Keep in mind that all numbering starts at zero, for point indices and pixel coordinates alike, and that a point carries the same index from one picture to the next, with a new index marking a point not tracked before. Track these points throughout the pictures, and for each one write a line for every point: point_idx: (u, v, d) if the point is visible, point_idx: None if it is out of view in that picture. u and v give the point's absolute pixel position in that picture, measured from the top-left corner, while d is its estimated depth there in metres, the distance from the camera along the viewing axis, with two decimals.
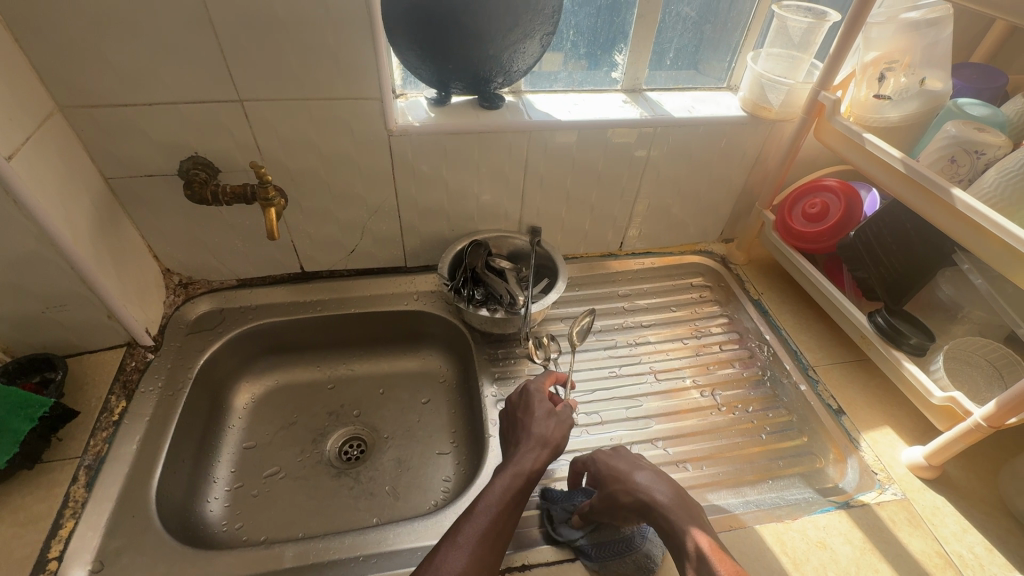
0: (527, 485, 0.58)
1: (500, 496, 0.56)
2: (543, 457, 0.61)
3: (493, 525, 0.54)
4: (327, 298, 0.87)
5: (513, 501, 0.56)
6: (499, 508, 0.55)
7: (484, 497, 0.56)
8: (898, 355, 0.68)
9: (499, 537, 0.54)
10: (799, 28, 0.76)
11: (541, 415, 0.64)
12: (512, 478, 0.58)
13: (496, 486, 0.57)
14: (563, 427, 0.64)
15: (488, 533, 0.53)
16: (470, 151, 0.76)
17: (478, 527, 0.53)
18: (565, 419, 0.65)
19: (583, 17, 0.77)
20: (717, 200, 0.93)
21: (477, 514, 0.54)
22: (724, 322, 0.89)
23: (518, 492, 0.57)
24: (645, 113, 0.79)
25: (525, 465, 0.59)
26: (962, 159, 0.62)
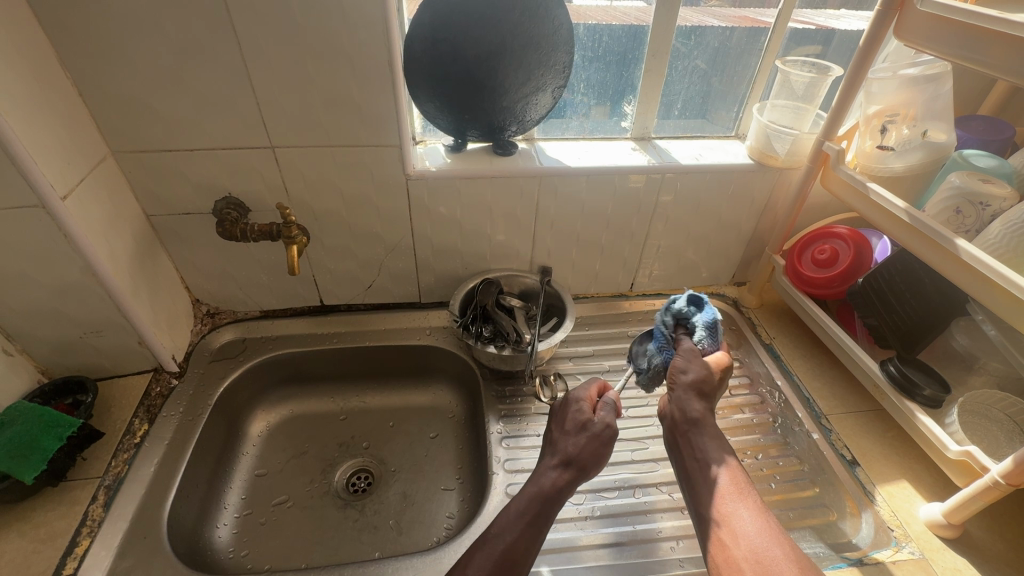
0: (545, 505, 0.59)
1: (517, 522, 0.57)
2: (565, 476, 0.61)
3: (505, 553, 0.55)
4: (344, 331, 0.90)
5: (531, 525, 0.57)
6: (513, 536, 0.56)
7: (497, 525, 0.57)
8: (912, 406, 0.67)
9: (515, 563, 0.55)
10: (802, 82, 0.80)
11: (570, 433, 0.64)
12: (530, 502, 0.59)
13: (515, 507, 0.58)
14: (598, 443, 0.63)
15: (501, 560, 0.54)
16: (484, 195, 0.80)
17: (487, 556, 0.54)
18: (601, 435, 0.63)
19: (593, 71, 0.81)
20: (727, 244, 0.94)
21: (489, 543, 0.55)
22: (735, 366, 0.88)
23: (537, 514, 0.58)
24: (654, 160, 0.82)
25: (544, 485, 0.60)
26: (967, 211, 0.62)
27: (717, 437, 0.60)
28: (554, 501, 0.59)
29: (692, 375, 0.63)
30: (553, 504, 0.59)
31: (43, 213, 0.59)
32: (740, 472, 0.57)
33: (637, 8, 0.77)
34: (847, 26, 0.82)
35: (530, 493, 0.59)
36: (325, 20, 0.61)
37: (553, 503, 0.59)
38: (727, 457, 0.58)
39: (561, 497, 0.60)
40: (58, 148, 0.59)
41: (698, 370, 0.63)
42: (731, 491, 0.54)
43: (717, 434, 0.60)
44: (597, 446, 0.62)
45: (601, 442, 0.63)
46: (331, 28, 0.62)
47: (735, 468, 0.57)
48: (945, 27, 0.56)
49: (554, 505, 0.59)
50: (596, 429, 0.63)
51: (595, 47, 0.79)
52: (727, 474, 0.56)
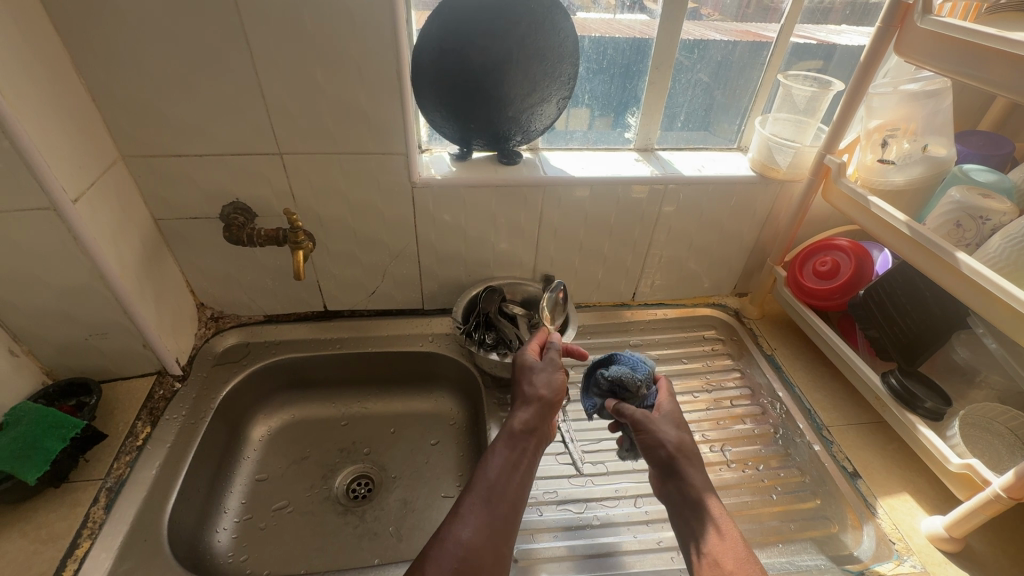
0: (520, 442, 0.65)
1: (499, 467, 0.62)
2: (530, 411, 0.66)
3: (495, 491, 0.59)
4: (346, 336, 0.90)
5: (511, 463, 0.63)
6: (499, 477, 0.61)
7: (483, 471, 0.61)
8: (913, 418, 0.67)
9: (504, 501, 0.59)
10: (804, 96, 0.81)
11: (530, 377, 0.70)
12: (507, 445, 0.64)
13: (497, 455, 0.63)
14: (554, 378, 0.69)
15: (489, 496, 0.59)
16: (488, 203, 0.81)
17: (478, 497, 0.59)
18: (553, 370, 0.70)
19: (597, 83, 0.83)
20: (729, 255, 0.95)
21: (477, 486, 0.59)
22: (737, 376, 0.88)
23: (513, 453, 0.63)
24: (657, 171, 0.83)
25: (514, 424, 0.65)
26: (967, 225, 0.63)
27: (724, 531, 0.55)
28: (526, 435, 0.65)
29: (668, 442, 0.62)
30: (529, 441, 0.65)
31: (54, 215, 0.59)
32: (750, 563, 0.52)
33: (642, 22, 0.78)
34: (848, 42, 0.83)
35: (503, 440, 0.64)
36: (335, 31, 0.62)
37: (524, 439, 0.65)
38: (734, 548, 0.53)
39: (532, 432, 0.66)
40: (70, 152, 0.60)
41: (676, 437, 0.63)
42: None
43: (723, 523, 0.56)
44: (552, 380, 0.69)
45: (555, 374, 0.70)
46: (341, 39, 0.63)
47: (741, 553, 0.52)
48: (944, 45, 0.57)
49: (528, 440, 0.65)
50: (548, 372, 0.69)
51: (600, 59, 0.80)
52: (735, 564, 0.52)
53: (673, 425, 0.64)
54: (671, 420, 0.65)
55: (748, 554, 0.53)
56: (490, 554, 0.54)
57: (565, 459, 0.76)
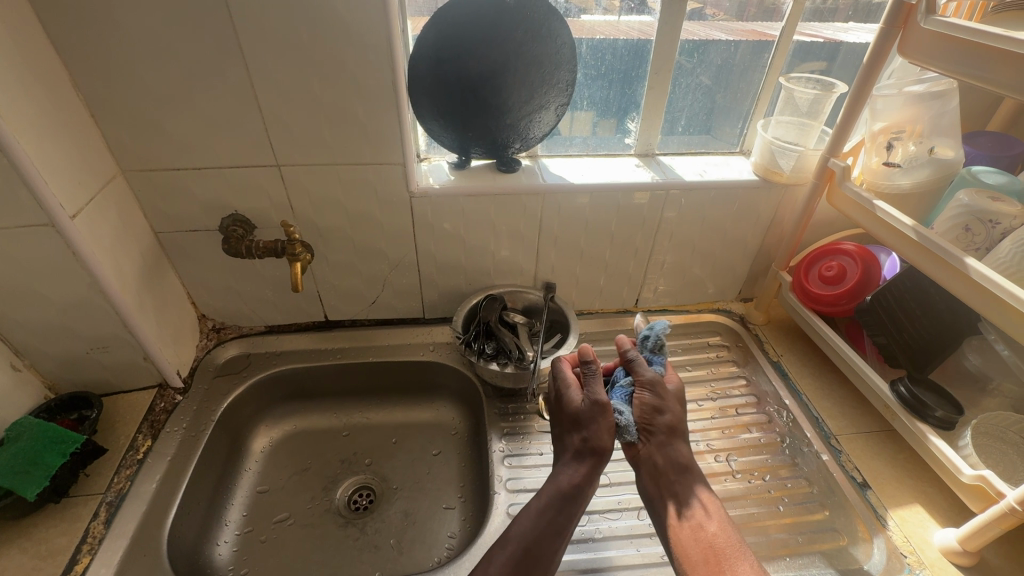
0: (564, 505, 0.61)
1: (534, 528, 0.60)
2: (580, 472, 0.63)
3: (525, 554, 0.58)
4: (348, 346, 0.90)
5: (549, 527, 0.60)
6: (531, 541, 0.59)
7: (516, 531, 0.60)
8: (924, 427, 0.65)
9: (532, 564, 0.57)
10: (806, 99, 0.79)
11: (588, 423, 0.66)
12: (546, 504, 0.61)
13: (533, 510, 0.61)
14: (614, 432, 0.64)
15: (518, 565, 0.57)
16: (487, 211, 0.80)
17: (505, 560, 0.57)
18: (617, 423, 0.65)
19: (596, 88, 0.82)
20: (733, 260, 0.93)
21: (508, 550, 0.58)
22: (742, 383, 0.87)
23: (555, 514, 0.61)
24: (657, 177, 0.82)
25: (559, 481, 0.63)
26: (976, 229, 0.61)
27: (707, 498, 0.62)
28: (572, 498, 0.62)
29: (669, 416, 0.66)
30: (574, 501, 0.62)
31: (53, 231, 0.60)
32: (730, 530, 0.58)
33: (642, 23, 0.76)
34: (855, 40, 0.81)
35: (543, 498, 0.62)
36: (330, 41, 0.62)
37: (571, 503, 0.62)
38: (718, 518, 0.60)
39: (580, 492, 0.63)
40: (69, 168, 0.60)
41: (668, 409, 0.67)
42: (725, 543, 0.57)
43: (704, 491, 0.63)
44: (613, 438, 0.64)
45: (616, 432, 0.64)
46: (335, 50, 0.63)
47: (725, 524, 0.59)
48: (947, 45, 0.56)
49: (572, 502, 0.62)
50: (608, 425, 0.65)
51: (599, 66, 0.79)
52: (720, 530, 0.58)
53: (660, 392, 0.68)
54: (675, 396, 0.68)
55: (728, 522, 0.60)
56: None
57: None
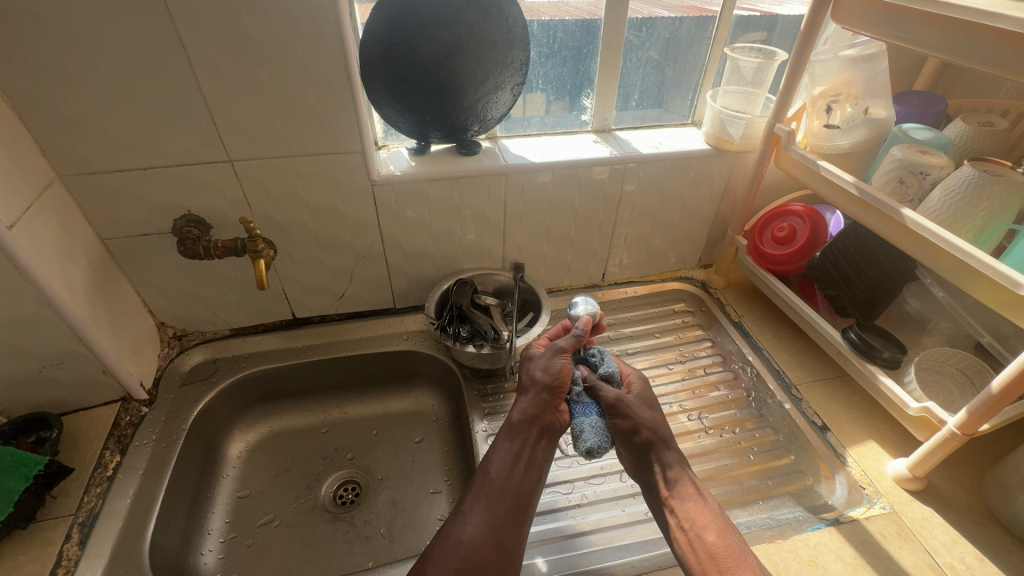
0: (523, 432, 0.64)
1: (501, 460, 0.63)
2: (530, 400, 0.66)
3: (498, 485, 0.60)
4: (319, 342, 0.89)
5: (515, 455, 0.63)
6: (499, 472, 0.62)
7: (485, 468, 0.63)
8: (873, 369, 0.70)
9: (508, 493, 0.60)
10: (750, 67, 0.82)
11: (530, 365, 0.70)
12: (509, 438, 0.64)
13: (501, 446, 0.64)
14: (549, 359, 0.69)
15: (491, 493, 0.60)
16: (450, 195, 0.80)
17: (480, 493, 0.60)
18: (550, 352, 0.69)
19: (550, 66, 0.82)
20: (691, 229, 0.97)
21: (478, 484, 0.61)
22: (708, 345, 0.91)
23: (516, 444, 0.64)
24: (615, 152, 0.84)
25: (519, 413, 0.66)
26: (910, 181, 0.65)
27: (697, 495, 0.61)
28: (529, 424, 0.65)
29: (648, 426, 0.66)
30: (531, 429, 0.65)
31: None
32: (730, 534, 0.57)
33: (589, 2, 0.77)
34: (790, 12, 0.85)
35: (503, 438, 0.65)
36: (276, 28, 0.60)
37: (529, 427, 0.65)
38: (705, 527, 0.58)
39: (536, 420, 0.65)
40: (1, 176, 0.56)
41: (651, 417, 0.67)
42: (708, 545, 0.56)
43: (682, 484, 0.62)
44: (548, 364, 0.68)
45: (552, 356, 0.69)
46: (283, 37, 0.61)
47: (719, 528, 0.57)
48: (876, 10, 0.60)
49: (530, 428, 0.65)
50: (547, 357, 0.69)
51: (550, 43, 0.79)
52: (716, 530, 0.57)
53: (643, 402, 0.69)
54: (644, 402, 0.69)
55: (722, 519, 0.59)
56: (492, 545, 0.56)
57: None
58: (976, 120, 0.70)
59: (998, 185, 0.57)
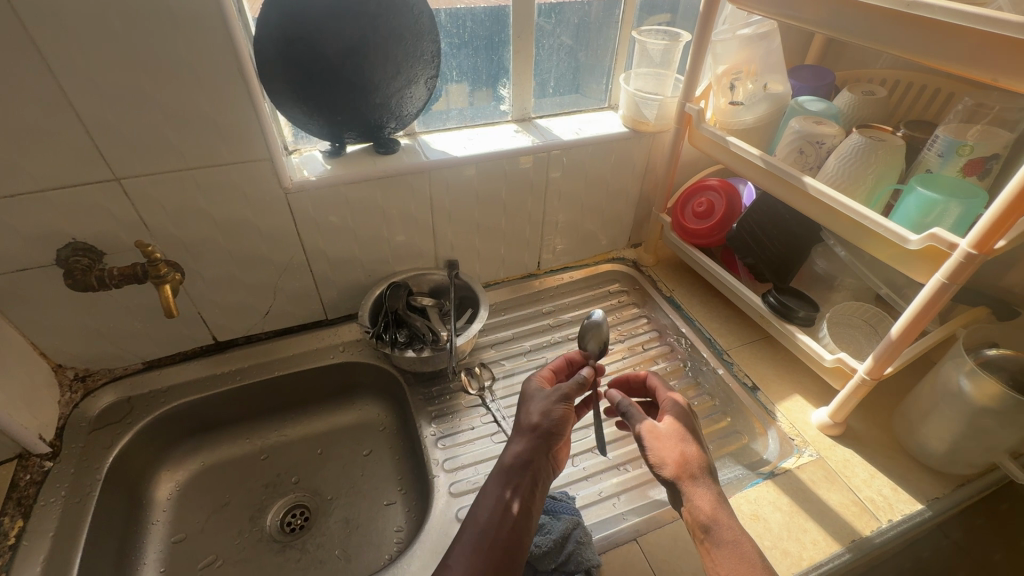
0: (515, 477, 0.58)
1: (488, 506, 0.57)
2: (524, 443, 0.60)
3: (485, 536, 0.54)
4: (247, 365, 0.83)
5: (502, 500, 0.57)
6: (487, 521, 0.56)
7: (473, 516, 0.57)
8: (792, 328, 0.75)
9: (494, 546, 0.54)
10: (658, 49, 0.84)
11: (529, 403, 0.63)
12: (501, 482, 0.58)
13: (491, 489, 0.58)
14: (552, 402, 0.61)
15: (478, 544, 0.54)
16: (373, 196, 0.77)
17: (466, 544, 0.54)
18: (553, 395, 0.62)
19: (463, 57, 0.79)
20: (618, 211, 0.99)
21: (464, 533, 0.55)
22: (644, 322, 0.94)
23: (505, 490, 0.58)
24: (537, 140, 0.83)
25: (507, 460, 0.59)
26: (808, 150, 0.70)
27: (739, 558, 0.49)
28: (520, 469, 0.58)
29: (669, 463, 0.54)
30: (525, 476, 0.58)
31: None
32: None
33: None
34: None
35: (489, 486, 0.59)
36: (152, 29, 0.54)
37: (521, 472, 0.59)
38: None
39: (530, 466, 0.59)
40: None
41: (678, 452, 0.55)
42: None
43: (720, 544, 0.50)
44: (548, 408, 0.61)
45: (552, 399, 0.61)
46: (161, 38, 0.55)
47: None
48: None
49: (525, 475, 0.58)
50: (548, 401, 0.62)
51: (461, 33, 0.77)
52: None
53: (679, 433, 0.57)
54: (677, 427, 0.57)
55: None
56: None
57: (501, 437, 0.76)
58: (860, 89, 0.76)
59: (882, 150, 0.62)
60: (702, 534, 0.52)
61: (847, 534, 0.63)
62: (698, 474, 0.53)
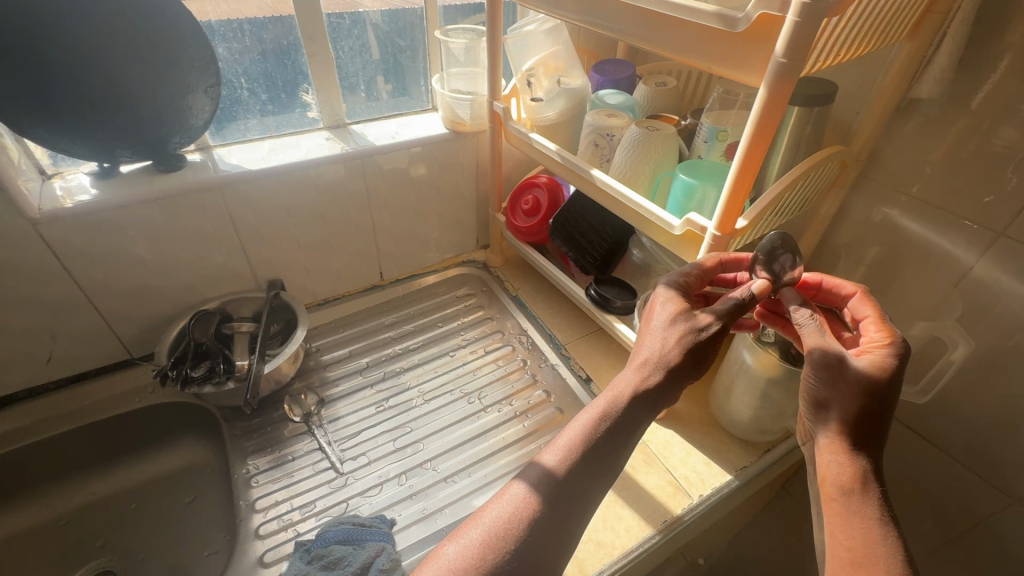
0: (592, 449, 0.48)
1: (530, 484, 0.48)
2: (642, 377, 0.48)
3: (496, 530, 0.45)
4: (29, 422, 0.72)
5: (553, 479, 0.47)
6: (517, 507, 0.46)
7: (501, 500, 0.48)
8: (611, 317, 0.76)
9: (544, 532, 0.45)
10: (460, 48, 0.82)
11: (650, 334, 0.50)
12: (606, 436, 0.48)
13: (583, 434, 0.48)
14: (682, 334, 0.48)
15: (512, 522, 0.45)
16: (155, 219, 0.70)
17: (476, 532, 0.45)
18: (686, 327, 0.48)
19: (249, 62, 0.74)
20: (458, 213, 0.97)
21: (473, 521, 0.47)
22: (490, 324, 0.93)
23: (593, 451, 0.48)
24: (347, 147, 0.79)
25: (661, 356, 0.48)
26: (602, 143, 0.71)
27: (861, 525, 0.43)
28: (616, 432, 0.48)
29: (834, 410, 0.45)
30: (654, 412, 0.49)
31: None
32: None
33: None
34: None
35: (569, 431, 0.50)
36: None
37: (620, 430, 0.48)
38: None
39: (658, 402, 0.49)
40: None
41: (847, 400, 0.45)
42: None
43: (850, 510, 0.44)
44: (666, 343, 0.48)
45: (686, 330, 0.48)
46: None
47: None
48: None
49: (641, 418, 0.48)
50: (664, 339, 0.49)
51: (240, 37, 0.71)
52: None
53: (825, 380, 0.46)
54: (848, 373, 0.45)
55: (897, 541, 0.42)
56: None
57: (325, 464, 0.72)
58: (654, 81, 0.78)
59: (658, 139, 0.63)
60: (830, 491, 0.45)
61: (659, 516, 0.64)
62: (859, 441, 0.45)
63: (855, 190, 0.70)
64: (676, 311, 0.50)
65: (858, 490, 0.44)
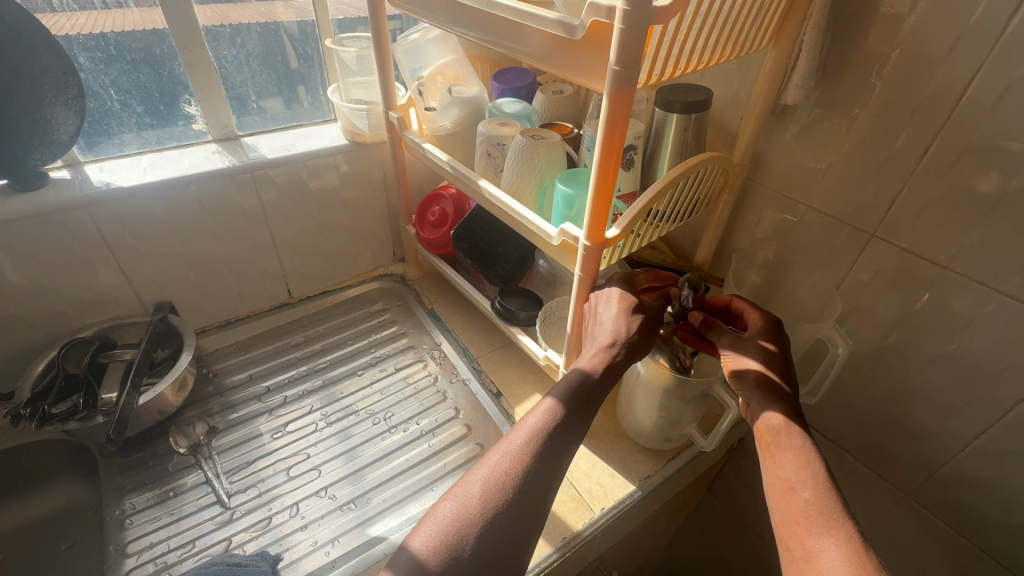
0: (539, 452, 0.48)
1: (495, 468, 0.48)
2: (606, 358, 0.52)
3: (468, 513, 0.45)
4: None
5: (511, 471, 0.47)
6: (486, 490, 0.47)
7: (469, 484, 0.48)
8: (515, 329, 0.75)
9: (500, 531, 0.45)
10: (351, 57, 0.80)
11: (602, 324, 0.55)
12: (548, 442, 0.49)
13: (523, 449, 0.49)
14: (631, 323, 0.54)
15: (486, 502, 0.46)
16: (9, 241, 0.64)
17: (450, 512, 0.46)
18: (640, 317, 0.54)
19: (118, 73, 0.69)
20: (368, 226, 0.94)
21: (451, 497, 0.47)
22: (403, 340, 0.90)
23: (540, 457, 0.48)
24: (234, 161, 0.76)
25: (612, 342, 0.53)
26: (494, 153, 0.69)
27: (794, 457, 0.46)
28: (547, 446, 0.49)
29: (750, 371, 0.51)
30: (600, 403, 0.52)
31: None
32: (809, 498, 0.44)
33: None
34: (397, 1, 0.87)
35: (515, 435, 0.50)
36: None
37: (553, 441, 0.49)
38: (801, 517, 0.43)
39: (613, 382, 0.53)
40: None
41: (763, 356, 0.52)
42: (805, 548, 0.42)
43: (784, 447, 0.47)
44: (623, 328, 0.53)
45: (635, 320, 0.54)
46: None
47: (817, 516, 0.43)
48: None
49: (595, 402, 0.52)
50: (614, 325, 0.54)
51: (104, 46, 0.67)
52: (814, 503, 0.43)
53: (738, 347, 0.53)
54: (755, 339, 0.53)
55: (825, 472, 0.45)
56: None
57: (211, 500, 0.67)
58: (552, 90, 0.77)
59: (540, 149, 0.62)
60: (765, 435, 0.49)
61: (558, 533, 0.62)
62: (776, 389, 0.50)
63: (744, 195, 0.71)
64: (624, 305, 0.55)
65: (787, 429, 0.48)
